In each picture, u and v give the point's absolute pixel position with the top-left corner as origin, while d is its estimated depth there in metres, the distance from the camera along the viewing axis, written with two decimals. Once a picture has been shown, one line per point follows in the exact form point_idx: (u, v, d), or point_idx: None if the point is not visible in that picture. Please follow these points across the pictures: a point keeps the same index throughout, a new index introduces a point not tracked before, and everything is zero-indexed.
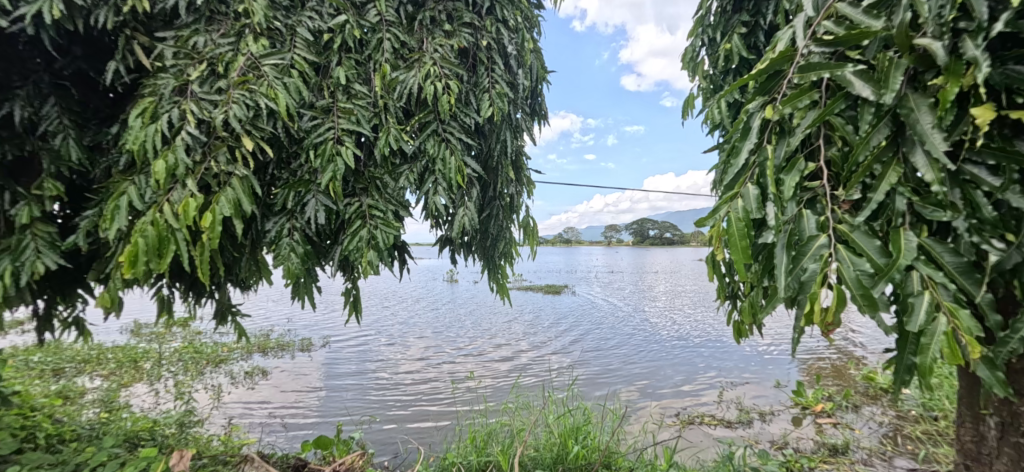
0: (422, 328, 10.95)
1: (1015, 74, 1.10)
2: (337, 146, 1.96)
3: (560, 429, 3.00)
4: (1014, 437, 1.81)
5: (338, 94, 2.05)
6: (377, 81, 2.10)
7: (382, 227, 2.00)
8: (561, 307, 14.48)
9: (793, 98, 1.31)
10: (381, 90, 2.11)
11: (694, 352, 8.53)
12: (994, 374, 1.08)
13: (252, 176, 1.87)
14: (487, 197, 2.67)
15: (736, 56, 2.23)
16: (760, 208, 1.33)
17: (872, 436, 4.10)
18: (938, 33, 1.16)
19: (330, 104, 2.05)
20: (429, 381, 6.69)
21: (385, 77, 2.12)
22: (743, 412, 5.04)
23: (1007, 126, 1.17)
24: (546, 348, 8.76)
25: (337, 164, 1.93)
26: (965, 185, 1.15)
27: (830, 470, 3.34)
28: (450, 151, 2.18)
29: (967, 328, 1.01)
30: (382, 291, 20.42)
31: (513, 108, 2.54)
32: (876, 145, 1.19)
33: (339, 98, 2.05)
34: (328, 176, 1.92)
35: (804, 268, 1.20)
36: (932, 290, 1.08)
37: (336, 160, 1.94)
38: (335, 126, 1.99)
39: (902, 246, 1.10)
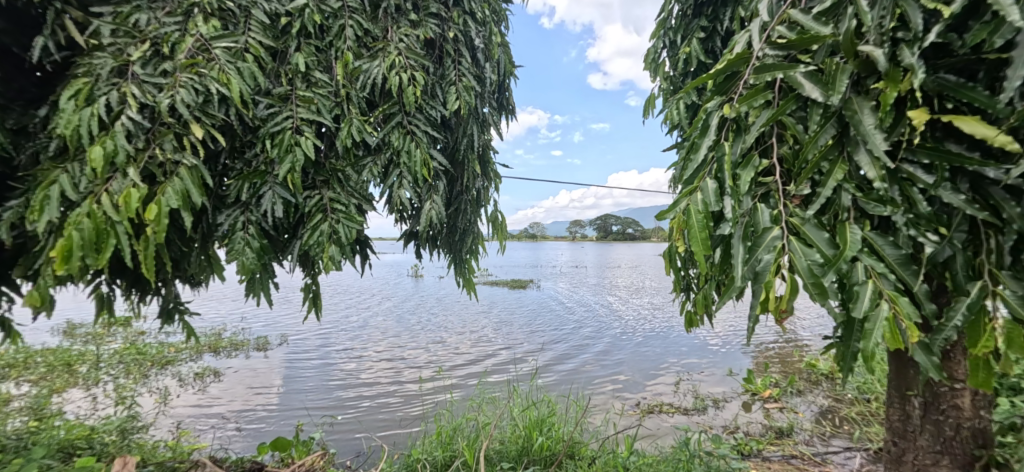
0: (385, 324, 10.73)
1: (946, 82, 1.19)
2: (296, 136, 1.87)
3: (525, 420, 3.04)
4: (935, 415, 2.01)
5: (296, 82, 1.97)
6: (339, 69, 2.03)
7: (345, 221, 1.94)
8: (521, 301, 14.62)
9: (748, 97, 1.39)
10: (343, 79, 2.04)
11: (652, 345, 8.83)
12: (930, 358, 1.19)
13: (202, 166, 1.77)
14: (455, 191, 2.64)
15: (694, 60, 2.31)
16: (718, 200, 1.41)
17: (813, 418, 4.42)
18: (879, 41, 1.26)
19: (288, 92, 1.96)
20: (392, 378, 6.57)
21: (347, 66, 2.05)
22: (698, 399, 5.27)
23: (938, 128, 1.28)
24: (510, 343, 8.78)
25: (296, 154, 1.84)
26: (902, 182, 1.25)
27: (775, 451, 3.57)
28: (416, 144, 2.14)
29: (907, 314, 1.11)
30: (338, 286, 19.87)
31: (480, 102, 2.51)
32: (824, 144, 1.28)
33: (298, 86, 1.96)
34: (287, 168, 1.83)
35: (759, 259, 1.26)
36: (876, 280, 1.17)
37: (295, 151, 1.85)
38: (294, 115, 1.90)
39: (848, 239, 1.20)
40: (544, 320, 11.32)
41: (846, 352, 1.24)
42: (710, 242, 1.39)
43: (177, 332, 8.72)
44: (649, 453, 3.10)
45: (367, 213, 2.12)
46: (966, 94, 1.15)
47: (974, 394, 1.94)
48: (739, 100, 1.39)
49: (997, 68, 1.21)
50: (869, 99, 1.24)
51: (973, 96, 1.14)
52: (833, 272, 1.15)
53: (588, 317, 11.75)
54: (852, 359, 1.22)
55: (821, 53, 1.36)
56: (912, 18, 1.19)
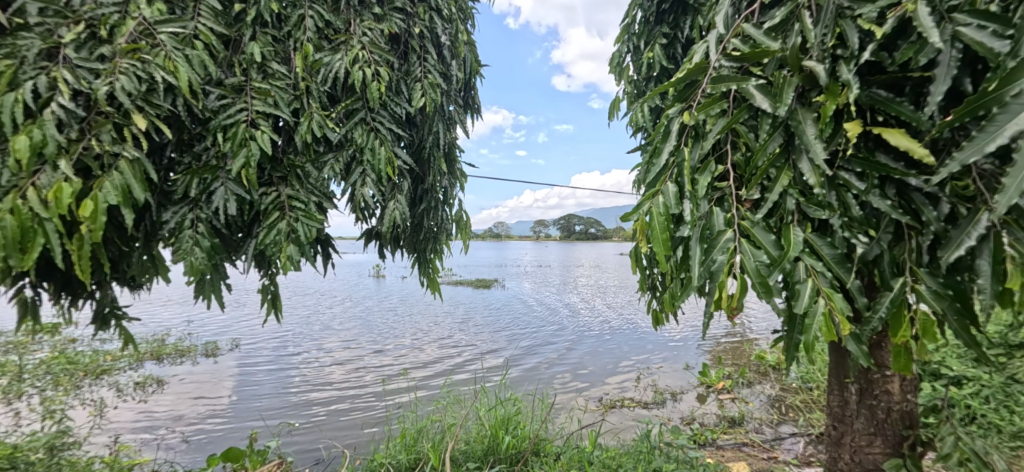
0: (344, 326, 10.40)
1: (879, 97, 1.22)
2: (251, 130, 1.76)
3: (490, 420, 3.03)
4: (870, 400, 2.08)
5: (252, 73, 1.87)
6: (298, 61, 1.94)
7: (304, 219, 1.84)
8: (483, 301, 14.62)
9: (705, 106, 1.44)
10: (302, 71, 1.95)
11: (612, 342, 9.07)
12: (860, 348, 1.25)
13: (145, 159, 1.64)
14: (420, 190, 2.57)
15: (657, 65, 2.39)
16: (677, 203, 1.47)
17: (762, 407, 4.70)
18: (821, 57, 1.28)
19: (242, 83, 1.86)
20: (353, 381, 6.38)
21: (308, 58, 1.97)
22: (657, 393, 5.46)
23: (871, 139, 1.31)
24: (472, 343, 8.75)
25: (251, 148, 1.74)
26: (839, 188, 1.30)
27: (728, 440, 3.76)
28: (380, 141, 2.07)
29: (840, 309, 1.18)
30: (291, 287, 19.08)
31: (445, 100, 2.49)
32: (772, 152, 1.32)
33: (254, 77, 1.87)
34: (240, 163, 1.73)
35: (713, 259, 1.31)
36: (814, 277, 1.23)
37: (250, 145, 1.74)
38: (248, 107, 1.80)
39: (792, 239, 1.26)
40: (505, 320, 11.36)
41: (788, 345, 1.28)
42: (670, 242, 1.43)
43: (114, 339, 8.07)
44: (613, 447, 3.18)
45: (326, 210, 2.03)
46: (894, 107, 1.18)
47: (902, 379, 2.03)
48: (697, 109, 1.44)
49: (923, 83, 1.25)
50: (812, 111, 1.28)
51: (901, 110, 1.17)
52: (778, 272, 1.21)
53: (551, 316, 11.90)
54: (795, 351, 1.26)
55: (771, 67, 1.39)
56: (850, 36, 1.23)
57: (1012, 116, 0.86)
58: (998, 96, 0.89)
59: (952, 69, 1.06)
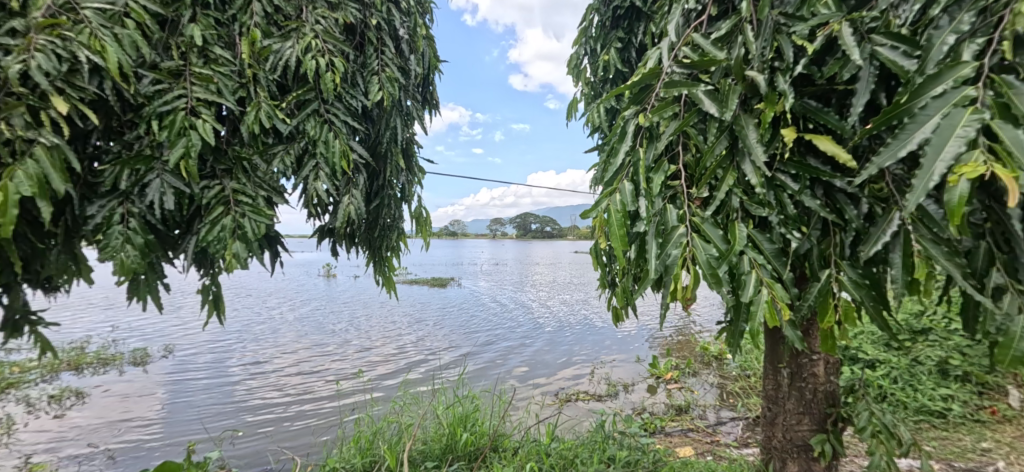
0: (290, 328, 9.96)
1: (810, 106, 1.19)
2: (191, 118, 1.46)
3: (448, 418, 3.00)
4: (800, 382, 2.13)
5: (192, 56, 1.55)
6: (244, 47, 1.63)
7: (252, 214, 1.52)
8: (435, 300, 14.50)
9: (659, 109, 1.34)
10: (249, 58, 1.65)
11: (566, 338, 9.29)
12: (796, 333, 1.22)
13: (67, 147, 1.34)
14: (374, 186, 2.26)
15: (613, 67, 2.48)
16: (635, 201, 1.36)
17: (706, 395, 5.00)
18: (761, 67, 1.24)
19: (181, 67, 1.54)
20: (300, 386, 6.12)
21: (254, 44, 1.66)
22: (610, 385, 5.65)
23: (802, 145, 1.29)
24: (427, 344, 8.64)
25: (191, 138, 1.44)
26: (777, 189, 1.25)
27: (676, 427, 3.98)
28: (336, 134, 1.74)
29: (781, 297, 1.13)
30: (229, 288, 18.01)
31: (404, 95, 2.25)
32: (719, 153, 1.26)
33: (193, 61, 1.55)
34: (178, 153, 1.42)
35: (668, 253, 1.24)
36: (758, 269, 1.17)
37: (190, 134, 1.44)
38: (187, 93, 1.48)
39: (737, 234, 1.20)
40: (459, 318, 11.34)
41: (734, 331, 1.25)
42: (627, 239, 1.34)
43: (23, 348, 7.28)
44: (569, 438, 3.26)
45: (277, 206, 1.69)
46: (822, 117, 1.16)
47: (826, 361, 2.09)
48: (651, 111, 1.34)
49: (851, 95, 1.24)
50: (753, 117, 1.23)
51: (827, 119, 1.15)
52: (727, 265, 1.16)
53: (506, 314, 12.01)
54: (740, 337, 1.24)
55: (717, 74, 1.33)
56: (784, 49, 1.18)
57: (919, 126, 0.85)
58: (909, 108, 0.87)
59: (871, 85, 1.05)
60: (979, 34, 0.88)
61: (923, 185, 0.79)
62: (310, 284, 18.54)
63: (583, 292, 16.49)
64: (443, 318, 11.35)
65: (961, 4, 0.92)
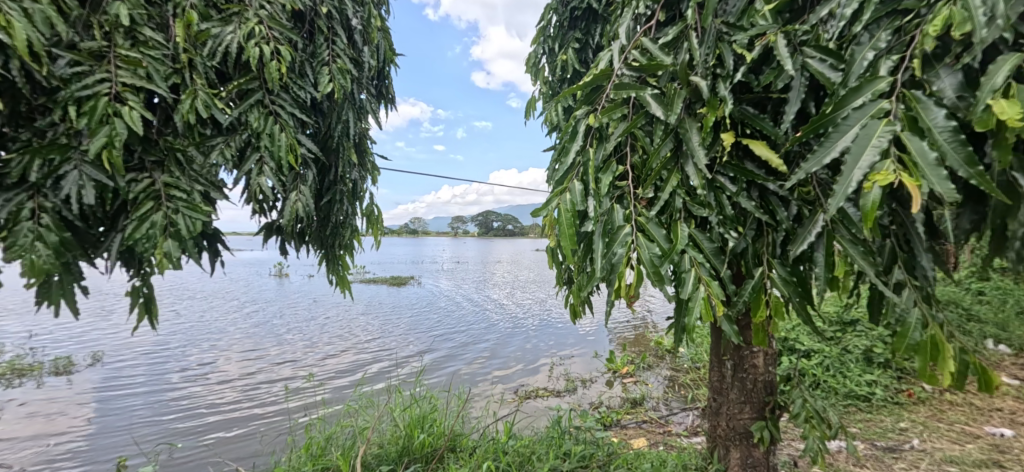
0: (238, 332, 9.50)
1: (748, 112, 1.25)
2: (116, 105, 1.25)
3: (405, 420, 2.95)
4: (742, 373, 2.24)
5: (117, 37, 1.33)
6: (178, 29, 1.42)
7: (187, 210, 1.32)
8: (394, 299, 14.23)
9: (608, 110, 1.36)
10: (183, 40, 1.44)
11: (527, 336, 9.36)
12: (732, 328, 1.28)
13: None
14: (324, 182, 2.06)
15: (570, 68, 2.51)
16: (584, 201, 1.38)
17: (660, 387, 5.19)
18: (704, 74, 1.29)
19: (104, 48, 1.31)
20: (247, 394, 5.85)
21: (189, 27, 1.45)
22: (569, 380, 5.75)
23: (740, 148, 1.35)
24: (385, 345, 8.48)
25: (117, 127, 1.23)
26: (716, 190, 1.31)
27: (631, 419, 4.10)
28: (282, 127, 1.55)
29: (718, 293, 1.17)
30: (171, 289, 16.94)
31: (356, 88, 2.08)
32: (664, 155, 1.30)
33: (119, 42, 1.32)
34: (99, 143, 1.20)
35: (614, 252, 1.26)
36: (697, 267, 1.22)
37: (115, 122, 1.23)
38: (111, 77, 1.27)
39: (678, 233, 1.24)
40: (418, 318, 11.19)
41: (676, 327, 1.29)
42: (575, 238, 1.36)
43: None
44: (527, 434, 3.29)
45: (216, 203, 1.49)
46: (757, 123, 1.22)
47: (765, 353, 2.21)
48: (601, 112, 1.35)
49: (784, 103, 1.31)
50: (696, 121, 1.28)
51: (762, 125, 1.22)
52: (669, 263, 1.18)
53: (466, 313, 11.95)
54: (681, 333, 1.28)
55: (664, 78, 1.37)
56: (725, 57, 1.24)
57: (842, 135, 0.91)
58: (832, 118, 0.94)
59: (801, 94, 1.12)
60: (893, 51, 0.95)
61: (843, 190, 0.85)
62: (260, 285, 17.74)
63: (543, 290, 16.67)
64: (402, 318, 11.16)
65: (879, 22, 0.99)
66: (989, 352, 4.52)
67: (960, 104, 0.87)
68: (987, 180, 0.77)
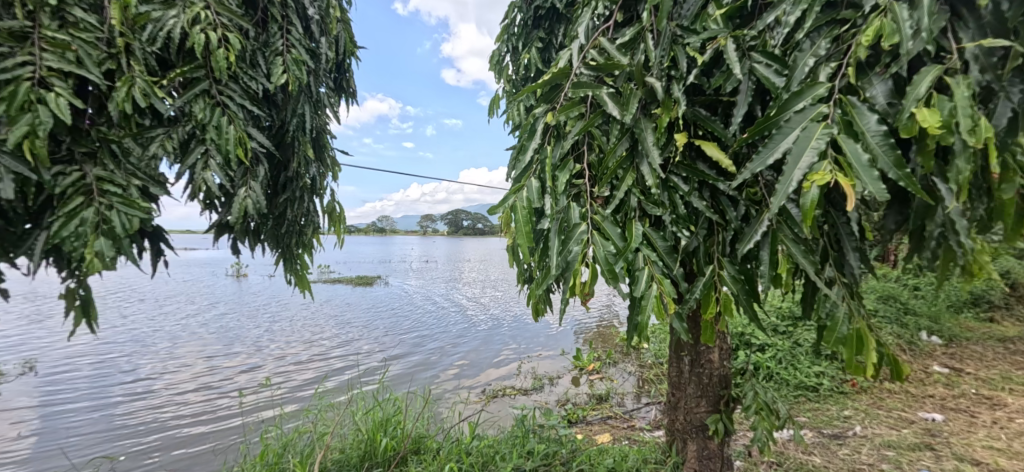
0: (192, 336, 9.06)
1: (699, 114, 1.29)
2: (40, 91, 1.14)
3: (367, 424, 2.88)
4: (699, 368, 2.31)
5: (42, 16, 1.22)
6: (112, 10, 1.30)
7: (122, 205, 1.22)
8: (359, 300, 13.92)
9: (566, 108, 1.36)
10: (119, 23, 1.32)
11: (495, 335, 9.35)
12: (682, 325, 1.31)
13: None
14: (280, 179, 1.90)
15: (534, 67, 2.51)
16: (540, 199, 1.39)
17: (625, 383, 5.30)
18: (659, 75, 1.32)
19: (28, 28, 1.20)
20: (201, 403, 5.60)
21: (126, 9, 1.33)
22: (536, 379, 5.78)
23: (692, 149, 1.39)
24: (349, 347, 8.28)
25: (41, 115, 1.13)
26: (670, 190, 1.34)
27: (597, 415, 4.17)
28: (230, 119, 1.44)
29: (670, 291, 1.19)
30: (118, 291, 15.98)
31: (315, 81, 1.94)
32: (620, 154, 1.32)
33: (45, 22, 1.21)
34: (20, 132, 1.10)
35: (569, 250, 1.27)
36: (650, 266, 1.24)
37: (37, 110, 1.13)
38: (34, 61, 1.16)
39: (633, 232, 1.26)
40: (384, 319, 10.99)
41: (630, 325, 1.30)
42: (532, 236, 1.36)
43: None
44: (494, 433, 3.29)
45: (156, 199, 1.39)
46: (709, 125, 1.26)
47: (719, 348, 2.28)
48: (558, 110, 1.36)
49: (733, 106, 1.36)
50: (651, 121, 1.30)
51: (713, 127, 1.25)
52: (623, 261, 1.20)
53: (434, 312, 11.84)
54: (635, 330, 1.29)
55: (621, 78, 1.39)
56: (680, 59, 1.27)
57: (784, 137, 0.94)
58: (776, 121, 0.97)
59: (748, 97, 1.16)
60: (832, 59, 1.00)
61: (785, 190, 0.88)
62: (216, 287, 16.98)
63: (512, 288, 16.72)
64: (367, 318, 10.94)
65: (820, 31, 1.04)
66: (924, 343, 4.85)
67: (890, 111, 0.92)
68: (914, 182, 0.81)
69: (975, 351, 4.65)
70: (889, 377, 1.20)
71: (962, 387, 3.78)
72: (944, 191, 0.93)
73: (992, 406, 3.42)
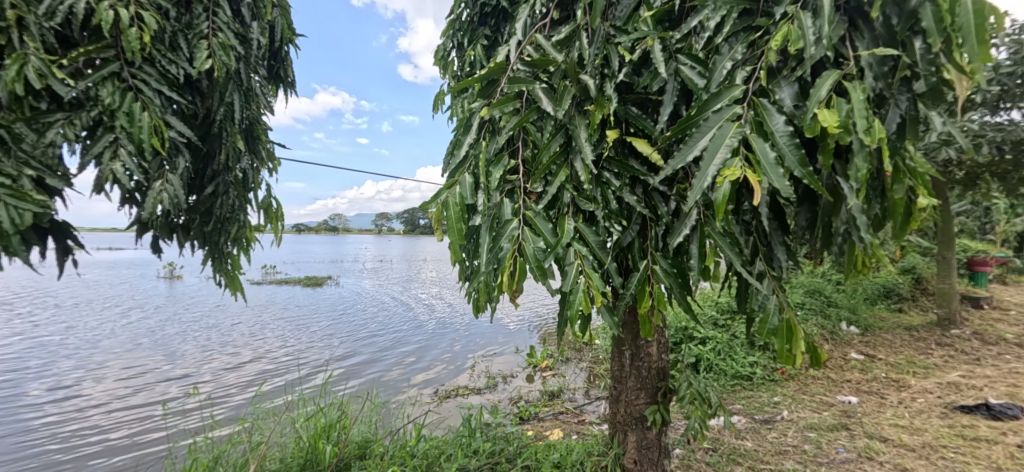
0: (117, 345, 8.36)
1: (631, 112, 1.33)
2: None
3: (309, 431, 2.77)
4: (639, 361, 2.39)
5: None
6: None
7: (12, 198, 1.09)
8: (306, 301, 13.37)
9: (499, 103, 1.36)
10: None
11: (448, 335, 9.27)
12: (610, 318, 1.33)
13: None
14: (204, 172, 1.77)
15: (479, 64, 2.50)
16: (473, 195, 1.39)
17: (576, 378, 5.41)
18: (593, 73, 1.35)
19: None
20: (125, 421, 5.17)
21: None
22: (489, 378, 5.79)
23: (625, 146, 1.43)
24: (294, 352, 7.93)
25: None
26: (603, 186, 1.37)
27: (548, 411, 4.24)
28: (144, 105, 1.33)
29: (597, 285, 1.21)
30: (29, 297, 14.47)
31: (247, 69, 1.82)
32: (553, 151, 1.34)
33: None
34: None
35: (500, 246, 1.27)
36: (581, 260, 1.25)
37: None
38: None
39: (564, 228, 1.27)
40: (332, 321, 10.62)
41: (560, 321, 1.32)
42: (465, 233, 1.35)
43: None
44: (444, 434, 3.26)
45: (55, 192, 1.25)
46: (640, 123, 1.30)
47: (657, 341, 2.37)
48: (492, 104, 1.35)
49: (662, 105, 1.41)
50: (584, 118, 1.33)
51: (643, 125, 1.29)
52: (552, 257, 1.21)
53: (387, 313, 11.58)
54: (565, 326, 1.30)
55: (555, 75, 1.41)
56: (612, 58, 1.30)
57: (703, 135, 0.99)
58: (697, 119, 1.02)
59: (674, 96, 1.21)
60: (748, 63, 1.06)
61: (700, 184, 0.92)
62: (146, 289, 15.75)
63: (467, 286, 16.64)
64: (315, 321, 10.53)
65: (737, 36, 1.11)
66: (844, 333, 5.27)
67: (796, 112, 0.98)
68: (816, 180, 0.88)
69: (887, 339, 5.11)
70: (807, 363, 1.29)
71: (874, 371, 4.15)
72: (845, 188, 1.01)
73: (899, 388, 3.77)
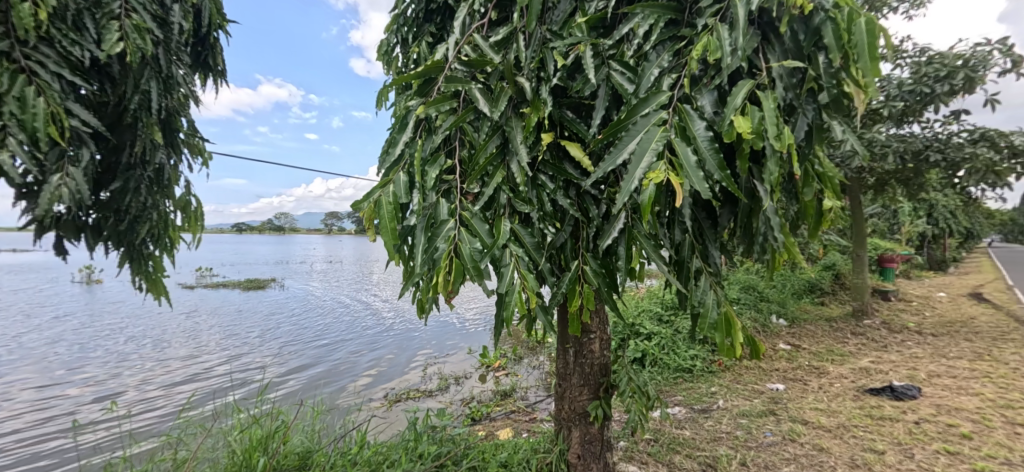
0: (24, 361, 7.53)
1: (565, 115, 1.37)
2: None
3: (242, 443, 2.61)
4: (582, 358, 2.45)
5: None
6: None
7: None
8: (246, 306, 12.66)
9: (435, 102, 1.35)
10: None
11: (398, 338, 9.08)
12: (546, 319, 1.33)
13: None
14: (113, 164, 1.60)
15: (423, 61, 2.46)
16: (407, 194, 1.37)
17: (528, 376, 5.46)
18: (530, 76, 1.38)
19: None
20: (31, 449, 4.66)
21: None
22: (442, 380, 5.73)
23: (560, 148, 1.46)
24: (231, 362, 7.47)
25: None
26: (538, 188, 1.39)
27: (500, 410, 4.26)
28: (39, 90, 1.17)
29: (532, 287, 1.23)
30: None
31: (166, 53, 1.65)
32: (490, 151, 1.34)
33: None
34: None
35: (436, 247, 1.26)
36: (516, 261, 1.26)
37: None
38: None
39: (501, 229, 1.28)
40: (275, 326, 10.11)
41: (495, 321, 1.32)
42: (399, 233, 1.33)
43: None
44: (393, 439, 3.20)
45: None
46: (574, 126, 1.34)
47: (600, 338, 2.44)
48: (427, 103, 1.34)
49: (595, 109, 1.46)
50: (520, 120, 1.36)
51: (576, 128, 1.33)
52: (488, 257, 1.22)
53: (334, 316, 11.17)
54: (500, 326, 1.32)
55: (493, 76, 1.42)
56: (547, 62, 1.33)
57: (631, 139, 1.03)
58: (627, 123, 1.05)
59: (605, 101, 1.25)
60: (672, 71, 1.12)
61: (628, 186, 0.96)
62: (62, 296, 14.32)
63: None
64: (256, 327, 9.99)
65: (664, 45, 1.17)
66: (774, 325, 5.65)
67: (715, 119, 1.05)
68: (733, 183, 0.93)
69: (811, 330, 5.54)
70: (748, 355, 1.40)
71: (799, 360, 4.48)
72: (761, 191, 1.09)
73: (820, 374, 4.09)
